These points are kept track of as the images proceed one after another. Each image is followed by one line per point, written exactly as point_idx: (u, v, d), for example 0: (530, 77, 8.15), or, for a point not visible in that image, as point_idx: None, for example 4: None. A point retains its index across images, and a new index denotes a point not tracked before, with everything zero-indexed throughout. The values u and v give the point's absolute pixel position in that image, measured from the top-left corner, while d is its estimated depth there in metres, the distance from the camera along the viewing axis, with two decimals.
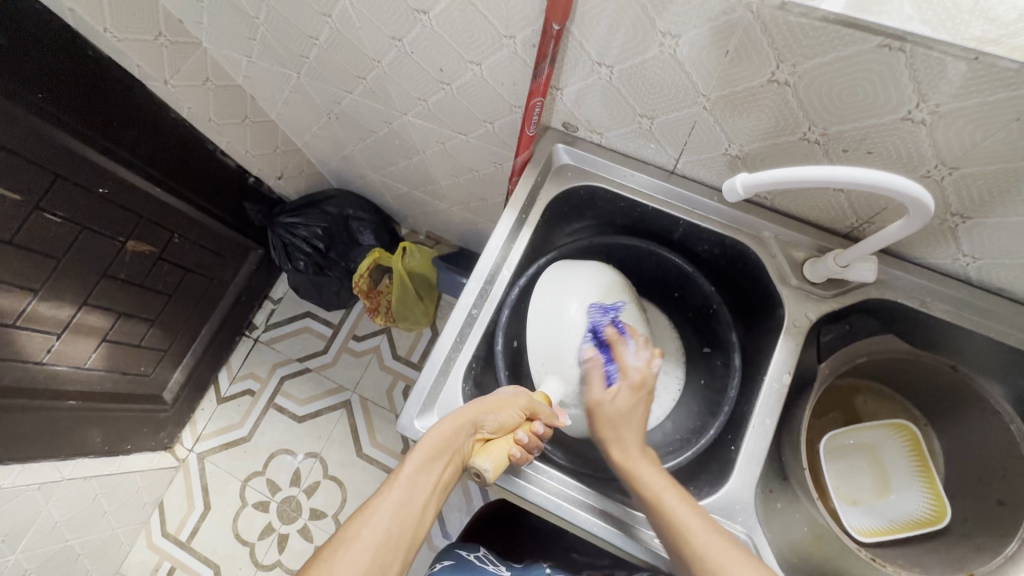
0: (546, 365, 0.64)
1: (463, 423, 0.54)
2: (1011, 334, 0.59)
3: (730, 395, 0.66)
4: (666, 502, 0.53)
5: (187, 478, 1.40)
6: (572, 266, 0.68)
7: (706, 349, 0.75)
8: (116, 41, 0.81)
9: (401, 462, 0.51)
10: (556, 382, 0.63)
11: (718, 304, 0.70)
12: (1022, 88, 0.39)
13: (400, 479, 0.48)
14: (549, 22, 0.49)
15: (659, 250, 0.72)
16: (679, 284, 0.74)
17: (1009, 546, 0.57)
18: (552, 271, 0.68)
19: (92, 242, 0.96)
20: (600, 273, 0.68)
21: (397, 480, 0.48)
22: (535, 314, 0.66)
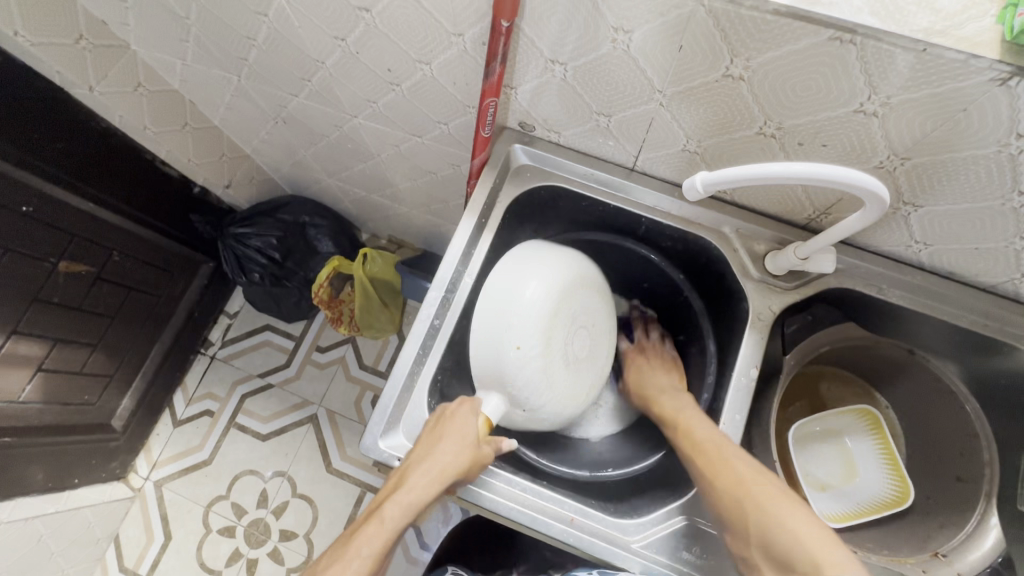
0: (494, 358, 0.58)
1: (425, 473, 0.52)
2: (962, 316, 0.61)
3: (707, 381, 0.67)
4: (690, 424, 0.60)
5: (145, 508, 1.32)
6: (533, 250, 0.63)
7: (680, 338, 0.76)
8: (29, 46, 0.74)
9: (365, 524, 0.51)
10: (500, 396, 0.60)
11: (689, 293, 0.71)
12: (967, 79, 0.39)
13: (356, 545, 0.50)
14: (497, 19, 0.47)
15: (628, 244, 0.71)
16: (647, 275, 0.75)
17: (968, 524, 0.62)
18: (520, 251, 0.62)
19: (18, 266, 0.88)
20: (550, 270, 0.61)
21: (354, 547, 0.50)
22: (486, 298, 0.59)
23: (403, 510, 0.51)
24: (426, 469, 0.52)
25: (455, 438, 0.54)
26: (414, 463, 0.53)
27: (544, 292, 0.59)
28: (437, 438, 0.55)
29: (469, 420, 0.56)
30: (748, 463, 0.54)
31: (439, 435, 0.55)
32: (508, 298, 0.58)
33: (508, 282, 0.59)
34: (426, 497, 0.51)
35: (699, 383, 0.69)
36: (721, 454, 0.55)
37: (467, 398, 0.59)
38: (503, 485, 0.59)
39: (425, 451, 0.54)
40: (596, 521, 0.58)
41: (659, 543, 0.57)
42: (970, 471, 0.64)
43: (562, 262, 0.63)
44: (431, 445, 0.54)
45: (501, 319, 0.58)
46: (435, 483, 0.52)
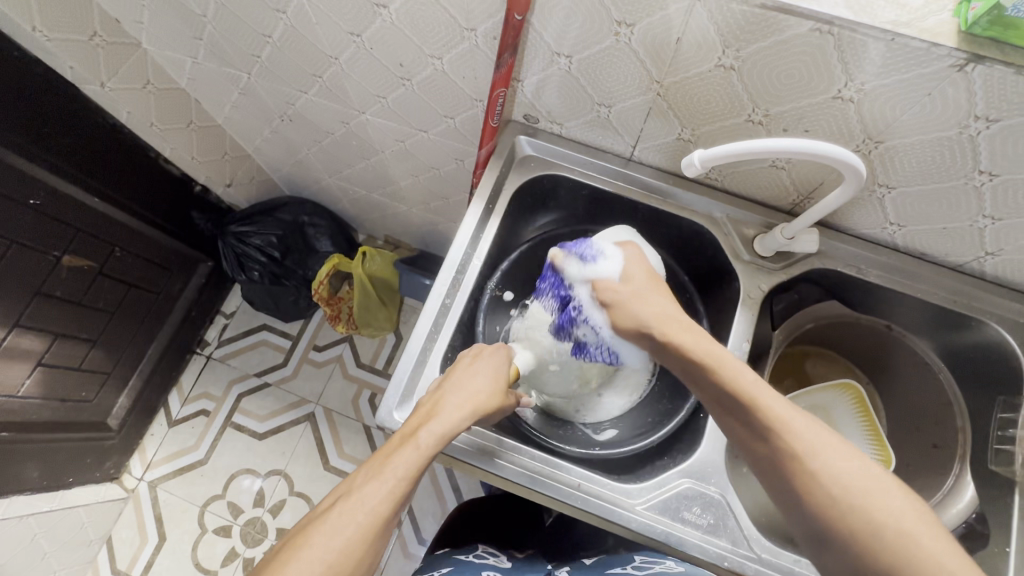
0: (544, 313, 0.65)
1: (460, 402, 0.53)
2: (934, 293, 0.66)
3: None
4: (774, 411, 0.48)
5: (138, 509, 1.31)
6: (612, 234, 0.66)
7: None
8: (47, 41, 0.76)
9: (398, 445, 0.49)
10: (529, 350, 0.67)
11: (691, 293, 0.71)
12: (930, 66, 0.45)
13: (394, 464, 0.47)
14: (511, 13, 0.52)
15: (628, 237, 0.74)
16: None
17: (946, 483, 0.67)
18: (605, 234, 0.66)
19: (24, 258, 0.88)
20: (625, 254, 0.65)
21: (391, 465, 0.47)
22: None
23: (441, 432, 0.50)
24: (464, 399, 0.53)
25: (486, 375, 0.56)
26: (448, 393, 0.53)
27: None
28: (471, 373, 0.56)
29: (502, 364, 0.59)
30: (849, 466, 0.46)
31: (473, 372, 0.56)
32: None
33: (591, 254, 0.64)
34: (461, 422, 0.51)
35: None
36: (817, 459, 0.46)
37: (503, 345, 0.61)
38: (513, 454, 0.62)
39: (458, 383, 0.55)
40: (601, 486, 0.61)
41: (660, 505, 0.61)
42: (944, 439, 0.69)
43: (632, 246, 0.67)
44: (465, 379, 0.55)
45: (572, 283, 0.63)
46: (467, 410, 0.52)
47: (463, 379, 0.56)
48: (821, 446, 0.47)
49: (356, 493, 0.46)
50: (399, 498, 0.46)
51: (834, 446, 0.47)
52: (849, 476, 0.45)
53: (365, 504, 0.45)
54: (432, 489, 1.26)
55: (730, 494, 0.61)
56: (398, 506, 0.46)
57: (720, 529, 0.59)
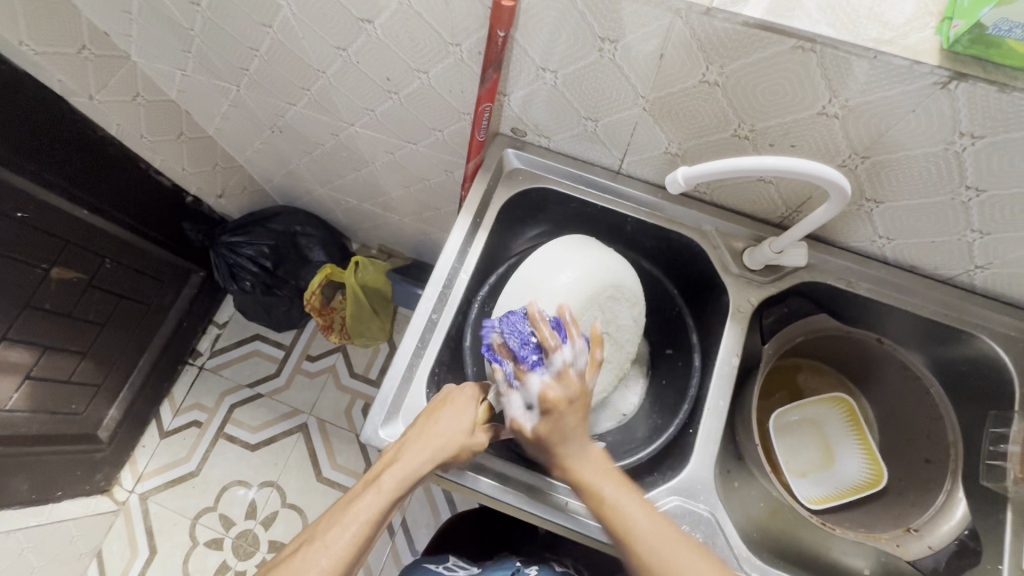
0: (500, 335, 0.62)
1: (420, 445, 0.54)
2: (924, 306, 0.65)
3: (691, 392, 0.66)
4: (618, 504, 0.52)
5: (129, 522, 1.29)
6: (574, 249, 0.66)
7: (669, 352, 0.74)
8: (34, 55, 0.76)
9: (361, 491, 0.51)
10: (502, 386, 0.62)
11: (682, 306, 0.71)
12: (913, 83, 0.45)
13: (356, 509, 0.49)
14: (494, 30, 0.51)
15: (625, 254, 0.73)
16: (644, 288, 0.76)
17: (937, 499, 0.66)
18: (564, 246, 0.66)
19: (11, 272, 0.88)
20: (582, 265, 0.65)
21: (353, 511, 0.49)
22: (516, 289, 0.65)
23: (401, 475, 0.52)
24: (426, 443, 0.54)
25: (450, 419, 0.57)
26: (410, 438, 0.55)
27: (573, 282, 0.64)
28: (434, 418, 0.57)
29: (467, 403, 0.58)
30: (683, 554, 0.49)
31: (437, 415, 0.57)
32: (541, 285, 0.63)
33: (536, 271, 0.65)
34: (421, 465, 0.53)
35: (682, 388, 0.69)
36: (645, 548, 0.50)
37: (472, 384, 0.61)
38: (500, 471, 0.62)
39: (420, 428, 0.56)
40: (589, 504, 0.61)
41: None
42: (936, 453, 0.69)
43: (597, 266, 0.65)
44: (428, 424, 0.56)
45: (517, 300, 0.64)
46: (428, 453, 0.54)
47: (429, 422, 0.57)
48: (660, 538, 0.50)
49: (319, 541, 0.48)
50: (360, 543, 0.48)
51: (670, 535, 0.50)
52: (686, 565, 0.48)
53: (327, 550, 0.47)
54: (425, 501, 1.25)
55: (719, 511, 0.60)
56: (360, 549, 0.48)
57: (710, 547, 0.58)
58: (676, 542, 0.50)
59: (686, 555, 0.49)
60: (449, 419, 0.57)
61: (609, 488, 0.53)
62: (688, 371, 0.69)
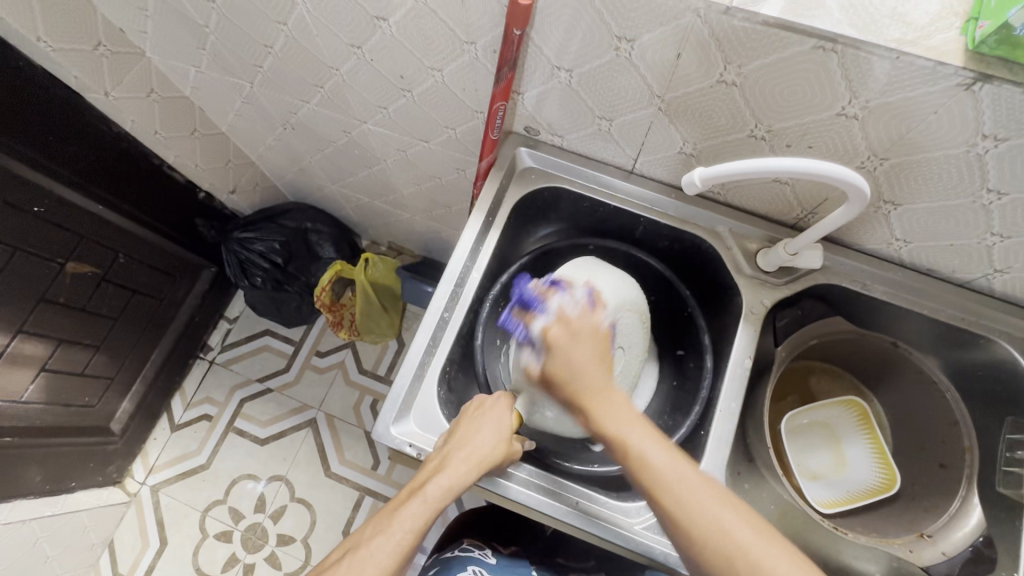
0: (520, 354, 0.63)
1: (464, 455, 0.55)
2: (941, 310, 0.64)
3: (702, 393, 0.66)
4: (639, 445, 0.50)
5: (140, 514, 1.31)
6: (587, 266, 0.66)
7: (679, 353, 0.74)
8: (51, 51, 0.76)
9: (406, 500, 0.51)
10: (530, 396, 0.63)
11: (694, 308, 0.70)
12: (936, 85, 0.44)
13: (402, 517, 0.49)
14: (509, 28, 0.51)
15: (636, 253, 0.73)
16: (656, 289, 0.75)
17: (953, 505, 0.65)
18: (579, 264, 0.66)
19: (28, 266, 0.89)
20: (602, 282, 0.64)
21: (399, 518, 0.49)
22: None
23: (448, 485, 0.52)
24: (469, 454, 0.55)
25: (491, 429, 0.57)
26: (454, 448, 0.55)
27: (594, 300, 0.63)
28: (475, 427, 0.57)
29: (502, 414, 0.59)
30: (710, 502, 0.47)
31: (476, 425, 0.58)
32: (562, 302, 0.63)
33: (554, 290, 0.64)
34: (467, 474, 0.53)
35: (693, 390, 0.69)
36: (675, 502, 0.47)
37: (505, 393, 0.62)
38: (511, 470, 0.62)
39: (463, 437, 0.56)
40: (599, 504, 0.61)
41: (659, 524, 0.60)
42: (951, 459, 0.67)
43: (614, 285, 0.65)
44: (470, 433, 0.56)
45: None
46: (472, 460, 0.54)
47: (469, 432, 0.57)
48: (682, 481, 0.48)
49: (366, 547, 0.47)
50: (404, 552, 0.48)
51: (692, 483, 0.48)
52: (709, 518, 0.46)
53: (375, 555, 0.47)
54: None
55: None
56: (404, 559, 0.48)
57: None
58: (696, 490, 0.47)
59: (709, 501, 0.47)
60: (490, 431, 0.57)
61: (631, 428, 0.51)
62: (700, 372, 0.69)
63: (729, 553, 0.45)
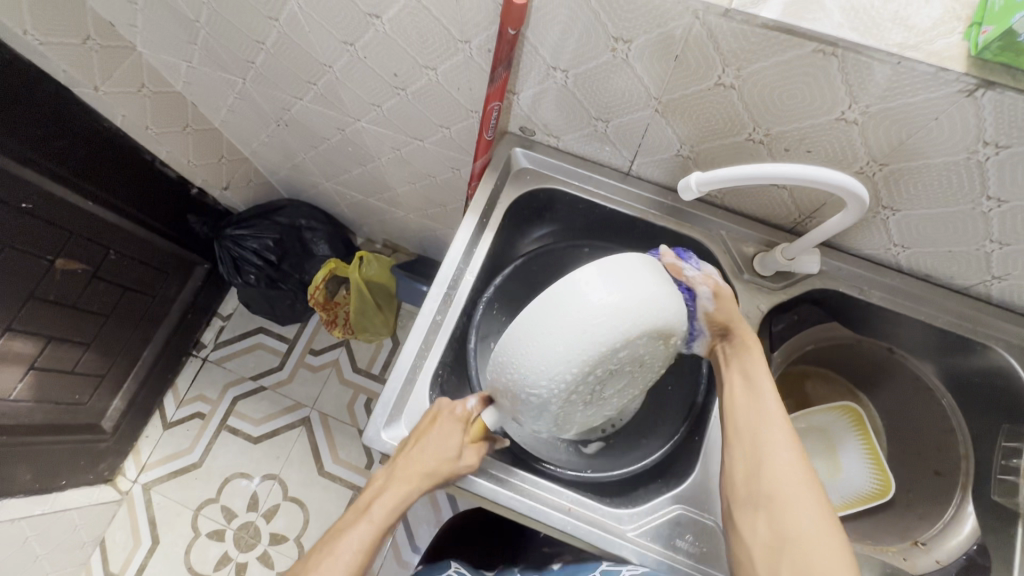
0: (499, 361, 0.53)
1: (407, 471, 0.55)
2: (939, 317, 0.64)
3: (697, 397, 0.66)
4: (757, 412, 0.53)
5: (132, 512, 1.30)
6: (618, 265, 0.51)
7: None
8: (38, 45, 0.75)
9: (351, 521, 0.53)
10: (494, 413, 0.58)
11: None
12: (938, 91, 0.43)
13: (346, 541, 0.51)
14: (504, 27, 0.50)
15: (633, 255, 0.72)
16: None
17: (946, 513, 0.66)
18: (611, 263, 0.51)
19: (15, 262, 0.87)
20: (630, 290, 0.50)
21: (343, 543, 0.51)
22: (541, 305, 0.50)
23: (390, 504, 0.53)
24: (412, 470, 0.55)
25: (435, 446, 0.56)
26: (398, 466, 0.55)
27: (616, 312, 0.49)
28: (421, 441, 0.56)
29: (454, 427, 0.57)
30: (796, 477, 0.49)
31: (423, 441, 0.56)
32: (572, 311, 0.49)
33: (586, 302, 0.49)
34: (409, 493, 0.54)
35: (687, 394, 0.69)
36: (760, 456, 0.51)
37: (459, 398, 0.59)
38: (503, 476, 0.61)
39: (409, 454, 0.56)
40: (592, 510, 0.60)
41: (652, 530, 0.60)
42: (946, 465, 0.68)
43: (647, 299, 0.50)
44: (414, 448, 0.56)
45: (549, 330, 0.49)
46: (415, 477, 0.54)
47: (416, 446, 0.56)
48: (785, 447, 0.51)
49: (313, 572, 0.50)
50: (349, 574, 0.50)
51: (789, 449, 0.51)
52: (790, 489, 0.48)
53: None
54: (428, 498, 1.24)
55: None
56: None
57: (713, 556, 0.58)
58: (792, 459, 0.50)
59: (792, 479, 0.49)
60: (437, 441, 0.56)
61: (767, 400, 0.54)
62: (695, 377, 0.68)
63: (798, 523, 0.47)
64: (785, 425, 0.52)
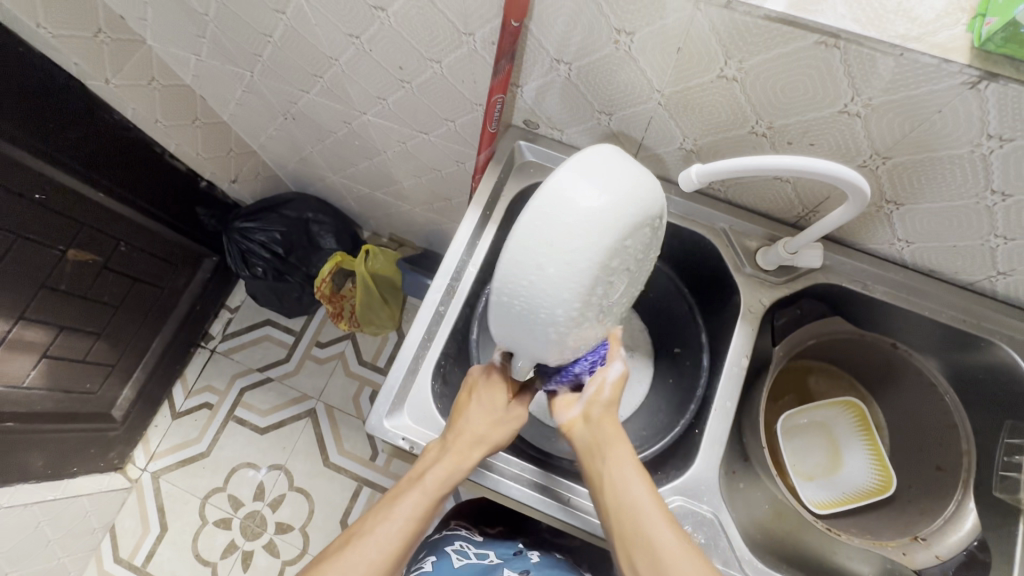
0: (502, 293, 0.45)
1: (459, 439, 0.57)
2: (943, 312, 0.64)
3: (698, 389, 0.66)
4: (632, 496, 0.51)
5: (141, 500, 1.33)
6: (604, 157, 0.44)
7: (675, 351, 0.74)
8: (50, 38, 0.76)
9: (406, 488, 0.55)
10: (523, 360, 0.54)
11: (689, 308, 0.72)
12: (941, 82, 0.43)
13: (404, 505, 0.54)
14: (507, 19, 0.50)
15: None
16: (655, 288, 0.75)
17: (948, 508, 0.65)
18: (592, 156, 0.44)
19: (28, 252, 0.89)
20: (626, 184, 0.43)
21: (400, 507, 0.54)
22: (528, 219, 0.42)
23: (445, 474, 0.55)
24: (463, 438, 0.57)
25: (481, 413, 0.58)
26: (450, 436, 0.58)
27: (614, 210, 0.42)
28: (468, 411, 0.58)
29: (498, 393, 0.60)
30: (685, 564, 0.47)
31: (469, 411, 0.59)
32: (568, 214, 0.41)
33: (582, 203, 0.41)
34: (463, 462, 0.56)
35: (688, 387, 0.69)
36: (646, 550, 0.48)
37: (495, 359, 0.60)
38: (505, 466, 0.63)
39: (458, 424, 0.58)
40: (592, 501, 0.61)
41: None
42: (948, 461, 0.67)
43: (640, 189, 0.44)
44: (461, 418, 0.58)
45: (547, 241, 0.42)
46: (464, 444, 0.57)
47: (465, 415, 0.58)
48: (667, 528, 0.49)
49: (370, 533, 0.52)
50: (406, 536, 0.53)
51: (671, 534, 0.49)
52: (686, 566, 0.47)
53: (380, 542, 0.51)
54: None
55: (723, 513, 0.60)
56: (409, 542, 0.53)
57: (712, 547, 0.59)
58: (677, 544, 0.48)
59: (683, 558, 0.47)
60: (485, 411, 0.58)
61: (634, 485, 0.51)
62: (696, 371, 0.69)
63: None
64: (659, 509, 0.50)
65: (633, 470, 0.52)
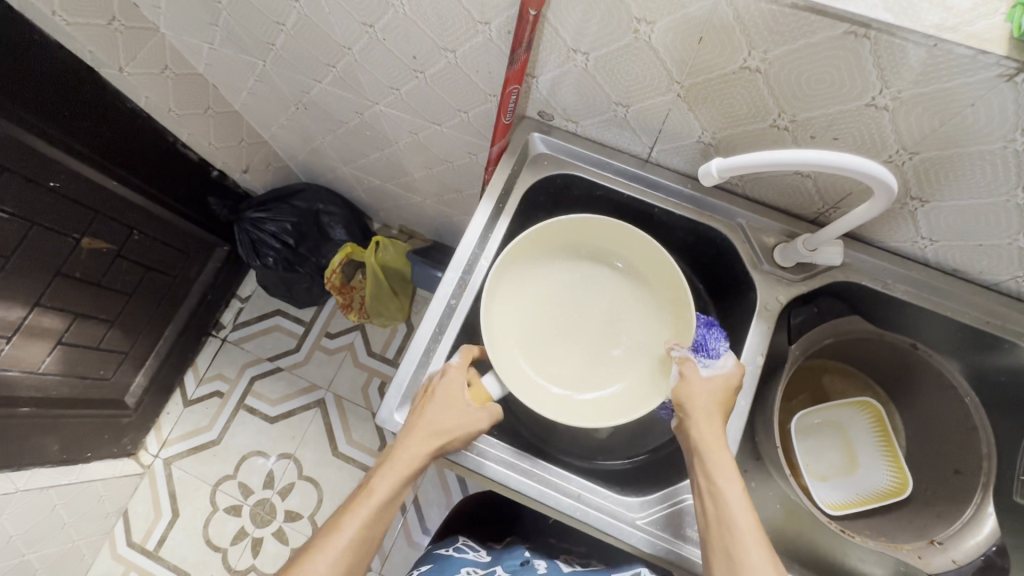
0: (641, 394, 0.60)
1: (417, 443, 0.56)
2: (966, 313, 0.62)
3: None
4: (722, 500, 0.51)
5: (153, 485, 1.34)
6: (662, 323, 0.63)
7: None
8: (65, 25, 0.76)
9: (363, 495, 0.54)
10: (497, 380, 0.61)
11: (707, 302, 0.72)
12: (975, 75, 0.41)
13: (360, 515, 0.53)
14: (525, 8, 0.49)
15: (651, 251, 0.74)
16: None
17: (965, 512, 0.64)
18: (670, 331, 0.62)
19: (44, 240, 0.90)
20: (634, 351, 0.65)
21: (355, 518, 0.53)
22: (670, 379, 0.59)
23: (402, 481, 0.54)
24: (420, 442, 0.56)
25: (438, 417, 0.57)
26: (405, 438, 0.56)
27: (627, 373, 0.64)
28: (424, 413, 0.57)
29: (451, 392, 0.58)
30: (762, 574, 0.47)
31: (425, 411, 0.57)
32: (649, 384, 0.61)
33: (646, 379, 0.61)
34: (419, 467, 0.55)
35: None
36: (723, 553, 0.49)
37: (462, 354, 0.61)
38: (514, 460, 0.62)
39: (415, 427, 0.57)
40: (601, 497, 0.61)
41: (662, 520, 0.59)
42: (966, 464, 0.66)
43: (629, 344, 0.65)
44: (419, 421, 0.57)
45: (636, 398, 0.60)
46: (430, 449, 0.56)
47: (422, 416, 0.57)
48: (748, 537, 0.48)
49: (326, 544, 0.52)
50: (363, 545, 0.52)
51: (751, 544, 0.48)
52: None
53: (333, 553, 0.51)
54: (439, 481, 1.26)
55: None
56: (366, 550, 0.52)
57: None
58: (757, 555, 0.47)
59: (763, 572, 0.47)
60: (442, 411, 0.57)
61: (725, 487, 0.51)
62: None
63: None
64: (754, 525, 0.49)
65: (728, 477, 0.51)
